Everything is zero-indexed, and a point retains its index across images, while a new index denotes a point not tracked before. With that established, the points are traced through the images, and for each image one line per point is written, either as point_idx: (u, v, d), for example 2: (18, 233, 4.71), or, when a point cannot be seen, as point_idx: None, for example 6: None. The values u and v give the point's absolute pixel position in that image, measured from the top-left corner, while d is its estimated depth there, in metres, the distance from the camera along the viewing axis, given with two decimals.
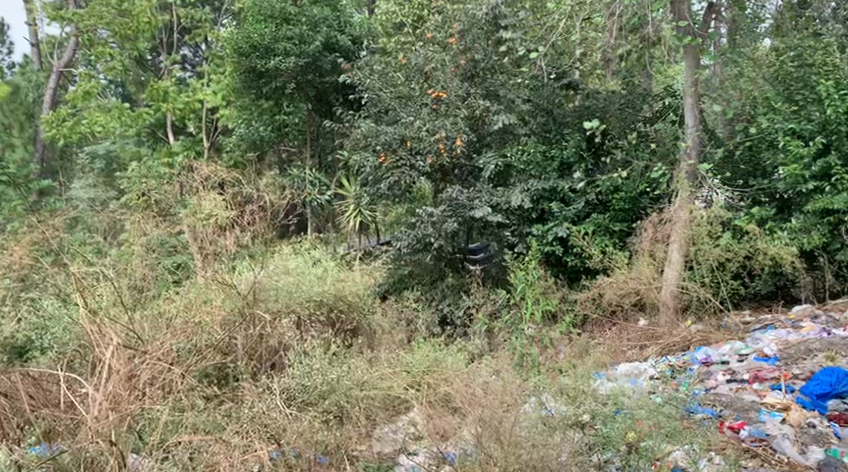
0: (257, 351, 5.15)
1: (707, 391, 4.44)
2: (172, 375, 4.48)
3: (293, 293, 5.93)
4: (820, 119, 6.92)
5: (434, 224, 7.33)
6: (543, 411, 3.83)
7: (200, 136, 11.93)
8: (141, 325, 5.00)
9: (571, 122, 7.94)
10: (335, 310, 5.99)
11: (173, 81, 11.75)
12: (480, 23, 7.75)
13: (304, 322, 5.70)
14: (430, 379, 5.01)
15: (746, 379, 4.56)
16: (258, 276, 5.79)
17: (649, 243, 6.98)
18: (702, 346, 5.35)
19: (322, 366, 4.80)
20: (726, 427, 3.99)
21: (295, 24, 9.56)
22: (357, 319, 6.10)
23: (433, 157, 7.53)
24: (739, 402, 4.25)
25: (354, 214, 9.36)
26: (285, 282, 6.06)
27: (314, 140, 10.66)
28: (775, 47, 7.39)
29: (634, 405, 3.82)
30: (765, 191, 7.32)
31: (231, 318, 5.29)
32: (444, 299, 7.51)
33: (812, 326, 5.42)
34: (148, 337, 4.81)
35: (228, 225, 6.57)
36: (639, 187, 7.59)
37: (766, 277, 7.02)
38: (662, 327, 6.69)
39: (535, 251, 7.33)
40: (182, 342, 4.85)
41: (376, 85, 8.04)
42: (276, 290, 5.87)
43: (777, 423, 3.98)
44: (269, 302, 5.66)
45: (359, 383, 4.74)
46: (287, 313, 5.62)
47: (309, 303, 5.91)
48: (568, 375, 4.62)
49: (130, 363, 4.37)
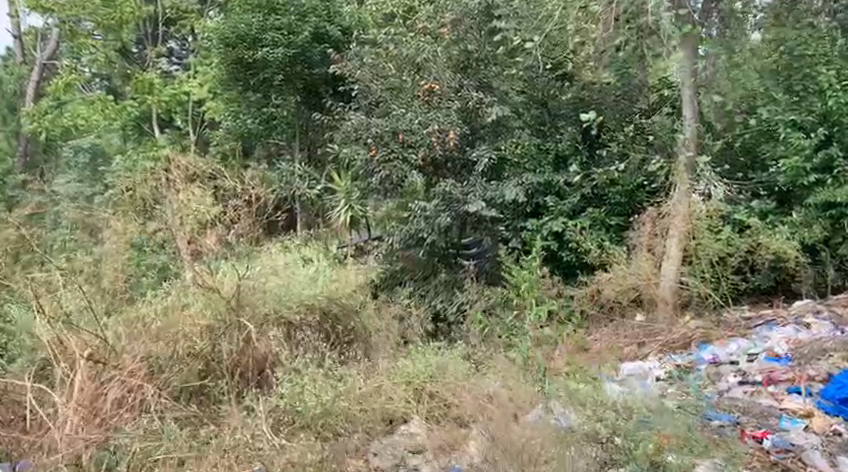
0: (242, 362, 4.97)
1: (723, 395, 4.14)
2: (145, 390, 4.47)
3: (282, 297, 5.48)
4: (821, 110, 6.88)
5: (427, 219, 7.48)
6: (554, 421, 3.60)
7: (186, 130, 11.81)
8: (113, 332, 4.74)
9: (565, 115, 7.82)
10: (329, 315, 5.75)
11: (159, 73, 11.62)
12: (472, 13, 7.81)
13: (293, 326, 5.42)
14: (432, 387, 4.67)
15: (759, 380, 4.32)
16: (247, 274, 5.43)
17: (647, 237, 6.98)
18: (708, 346, 5.16)
19: (315, 386, 4.61)
20: (747, 437, 3.65)
21: (283, 14, 9.51)
22: (354, 326, 5.87)
23: (425, 151, 7.56)
24: (756, 408, 3.92)
25: (344, 209, 9.08)
26: (263, 276, 5.65)
27: (304, 133, 10.32)
28: (764, 43, 7.28)
29: (657, 418, 3.56)
30: (764, 185, 7.17)
31: (218, 330, 4.96)
32: (437, 295, 7.50)
33: (820, 323, 5.24)
34: (121, 346, 4.66)
35: (206, 226, 6.39)
36: (637, 181, 7.46)
37: (768, 272, 6.83)
38: (661, 324, 6.47)
39: (537, 251, 7.03)
40: (164, 352, 4.71)
41: (366, 77, 8.23)
42: (264, 287, 5.51)
43: (802, 432, 3.68)
44: (255, 308, 5.22)
45: (356, 399, 4.55)
46: (275, 322, 5.26)
47: (301, 307, 5.56)
48: (572, 379, 4.38)
49: (97, 382, 4.41)
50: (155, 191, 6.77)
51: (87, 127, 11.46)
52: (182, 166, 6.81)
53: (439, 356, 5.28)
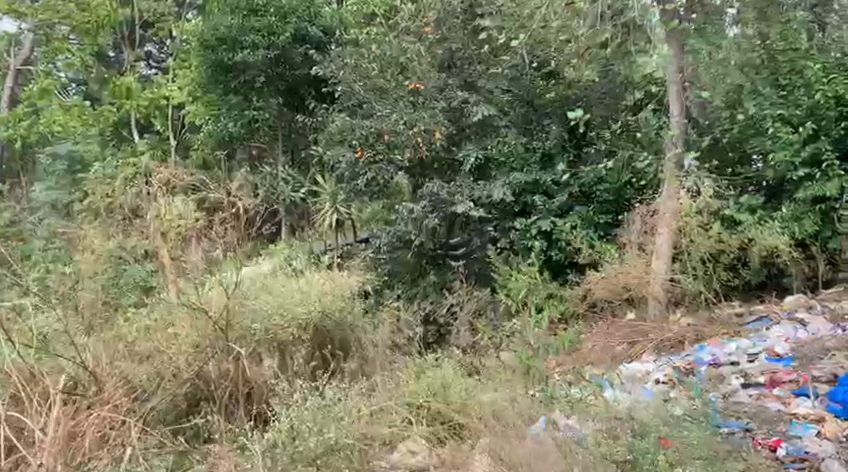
0: (235, 390, 4.86)
1: (728, 396, 4.00)
2: (127, 426, 4.19)
3: (270, 315, 5.14)
4: (808, 104, 6.84)
5: (414, 221, 7.33)
6: (560, 431, 3.60)
7: (165, 134, 11.69)
8: (88, 355, 4.41)
9: (552, 112, 7.67)
10: (323, 332, 5.44)
11: (137, 77, 11.48)
12: (455, 13, 7.66)
13: (286, 348, 5.18)
14: (439, 404, 4.39)
15: (763, 383, 4.17)
16: (237, 293, 5.12)
17: (638, 235, 6.95)
18: (705, 346, 5.06)
19: (318, 421, 3.98)
20: (759, 445, 3.43)
21: (263, 15, 9.38)
22: (351, 342, 5.53)
23: (412, 152, 7.54)
24: (765, 414, 3.70)
25: (329, 213, 8.92)
26: (247, 288, 5.36)
27: (286, 135, 10.25)
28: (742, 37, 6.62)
29: (665, 423, 3.38)
30: (752, 181, 7.26)
31: (205, 352, 4.81)
32: (426, 297, 7.25)
33: (821, 322, 5.12)
34: (101, 374, 4.37)
35: (187, 240, 6.08)
36: (624, 178, 7.41)
37: (759, 267, 6.78)
38: (651, 323, 6.36)
39: (537, 259, 7.18)
40: (148, 379, 4.56)
41: (349, 77, 8.06)
42: (253, 295, 5.25)
43: (816, 439, 3.46)
44: (245, 325, 5.02)
45: (358, 413, 4.23)
46: (268, 343, 5.08)
47: (292, 325, 5.21)
48: (573, 387, 4.25)
49: (74, 419, 4.03)
50: (136, 199, 6.60)
51: (64, 133, 11.23)
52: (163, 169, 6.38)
53: (431, 364, 5.15)
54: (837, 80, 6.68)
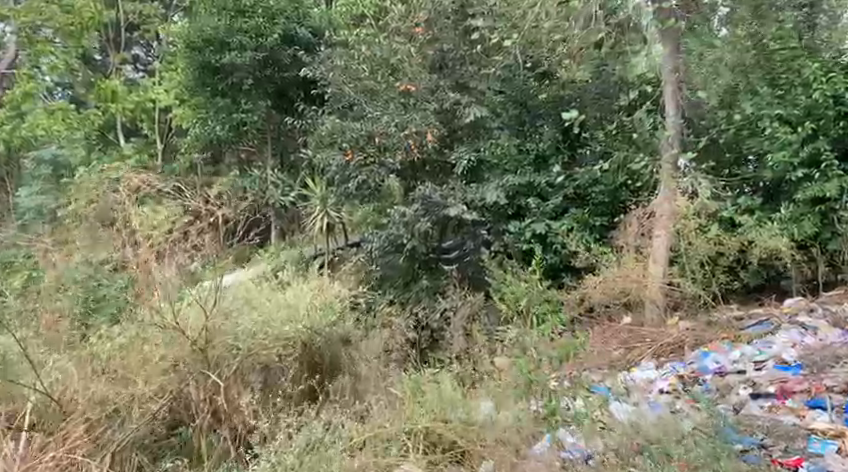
0: (216, 420, 4.44)
1: (739, 410, 3.88)
2: (87, 467, 3.97)
3: (253, 334, 4.75)
4: (805, 104, 6.64)
5: (406, 224, 7.08)
6: (562, 452, 3.56)
7: (152, 138, 11.54)
8: (52, 382, 4.23)
9: (545, 114, 7.63)
10: (312, 347, 5.04)
11: (122, 80, 11.32)
12: (446, 13, 7.56)
13: (272, 369, 4.75)
14: (440, 428, 4.07)
15: (773, 393, 4.03)
16: (215, 312, 4.71)
17: (635, 238, 6.85)
18: (709, 352, 4.92)
19: (305, 464, 3.74)
20: (778, 463, 3.30)
21: (251, 16, 9.27)
22: (341, 361, 5.05)
23: (404, 154, 7.35)
24: (780, 428, 3.57)
25: (320, 216, 8.73)
26: (227, 304, 4.94)
27: (275, 138, 10.13)
28: (731, 36, 6.97)
29: (682, 447, 3.26)
30: (749, 181, 7.11)
31: (182, 374, 4.45)
32: (418, 302, 6.79)
33: (830, 328, 5.00)
34: (67, 402, 4.19)
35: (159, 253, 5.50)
36: (619, 180, 7.30)
37: (756, 269, 6.67)
38: (649, 326, 6.27)
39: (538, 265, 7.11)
40: (119, 405, 4.25)
41: (339, 80, 7.91)
42: (232, 315, 4.82)
43: (837, 457, 3.32)
44: (222, 343, 4.61)
45: (350, 447, 3.96)
46: (249, 366, 4.65)
47: (277, 342, 4.86)
48: (578, 398, 4.14)
49: (29, 461, 3.88)
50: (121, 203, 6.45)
51: (47, 137, 11.10)
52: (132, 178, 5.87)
53: (426, 378, 4.96)
54: (835, 78, 6.49)
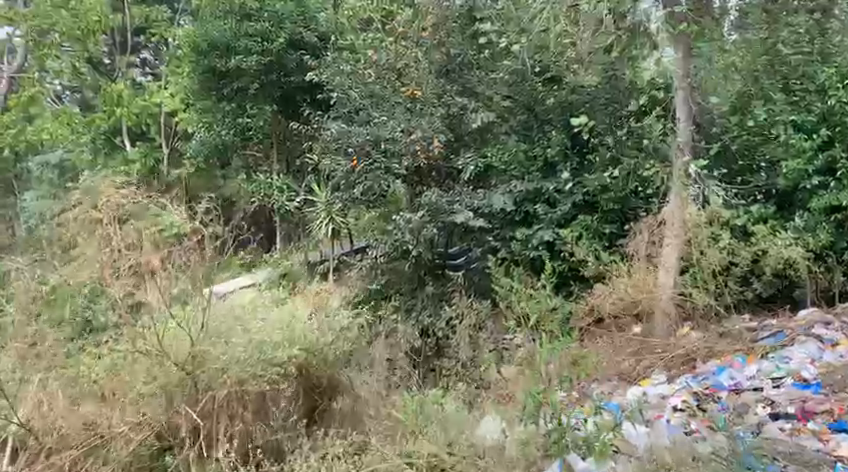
0: (200, 453, 4.31)
1: (760, 432, 3.75)
2: None
3: (240, 363, 4.40)
4: (821, 110, 6.53)
5: (412, 230, 7.03)
6: None
7: (157, 142, 11.43)
8: (25, 411, 4.12)
9: (554, 119, 7.37)
10: (307, 368, 4.74)
11: (128, 83, 11.26)
12: (454, 16, 7.49)
13: (266, 398, 4.52)
14: (447, 461, 3.86)
15: (793, 413, 3.93)
16: (201, 339, 4.42)
17: (645, 247, 6.67)
18: (724, 367, 4.78)
19: None
20: None
21: (257, 21, 9.25)
22: (338, 381, 4.86)
23: (410, 159, 7.26)
24: (803, 452, 3.48)
25: (324, 222, 8.11)
26: (217, 323, 4.60)
27: (281, 142, 9.98)
28: (742, 42, 6.98)
29: None
30: (761, 189, 6.85)
31: (163, 406, 4.32)
32: (423, 310, 7.12)
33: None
34: (43, 431, 4.10)
35: (142, 280, 4.59)
36: (630, 186, 7.05)
37: (768, 279, 6.51)
38: (658, 337, 6.17)
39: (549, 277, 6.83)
40: (97, 437, 4.13)
41: (345, 83, 7.78)
42: (222, 336, 4.51)
43: None
44: (209, 370, 4.37)
45: None
46: (238, 397, 4.41)
47: (270, 368, 4.49)
48: (589, 419, 4.07)
49: None
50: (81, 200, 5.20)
51: (53, 141, 11.10)
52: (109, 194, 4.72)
53: (432, 398, 4.81)
54: None
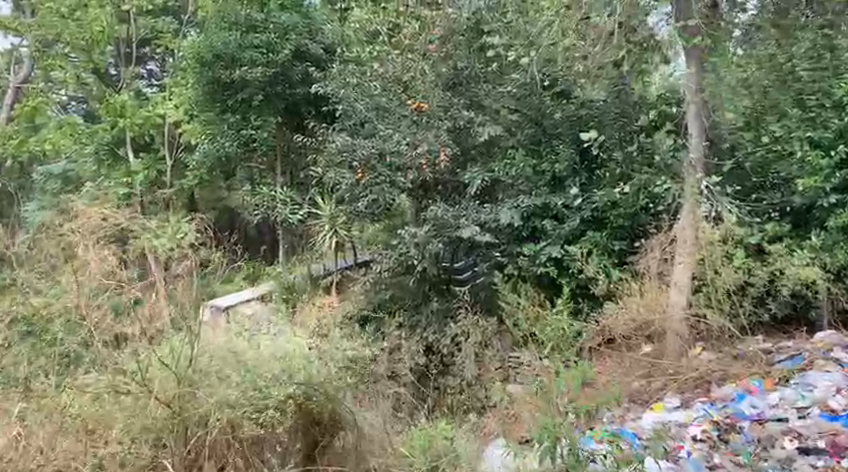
0: None
1: None
2: None
3: (234, 404, 3.79)
4: (838, 127, 6.38)
5: (417, 245, 6.91)
6: None
7: (162, 153, 11.28)
8: None
9: (562, 133, 7.16)
10: (301, 402, 4.02)
11: (132, 95, 11.14)
12: (461, 29, 7.40)
13: (261, 440, 3.88)
14: None
15: (823, 448, 3.77)
16: (190, 374, 3.79)
17: (658, 265, 6.47)
18: (745, 395, 4.60)
19: None
20: None
21: (263, 32, 9.15)
22: (338, 415, 4.13)
23: (415, 173, 7.19)
24: None
25: (328, 234, 8.05)
26: (207, 359, 3.94)
27: (285, 155, 9.83)
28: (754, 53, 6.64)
29: None
30: (776, 206, 6.70)
31: (149, 450, 3.64)
32: (428, 327, 6.97)
33: None
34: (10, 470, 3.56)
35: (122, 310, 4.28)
36: (639, 202, 6.83)
37: (783, 299, 6.33)
38: (669, 358, 5.94)
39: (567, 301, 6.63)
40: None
41: (350, 96, 7.64)
42: (213, 371, 3.88)
43: None
44: (200, 412, 3.73)
45: None
46: (231, 442, 3.78)
47: (266, 410, 3.87)
48: (605, 448, 3.87)
49: None
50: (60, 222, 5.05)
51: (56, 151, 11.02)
52: (116, 219, 4.82)
53: (438, 431, 4.68)
54: None
